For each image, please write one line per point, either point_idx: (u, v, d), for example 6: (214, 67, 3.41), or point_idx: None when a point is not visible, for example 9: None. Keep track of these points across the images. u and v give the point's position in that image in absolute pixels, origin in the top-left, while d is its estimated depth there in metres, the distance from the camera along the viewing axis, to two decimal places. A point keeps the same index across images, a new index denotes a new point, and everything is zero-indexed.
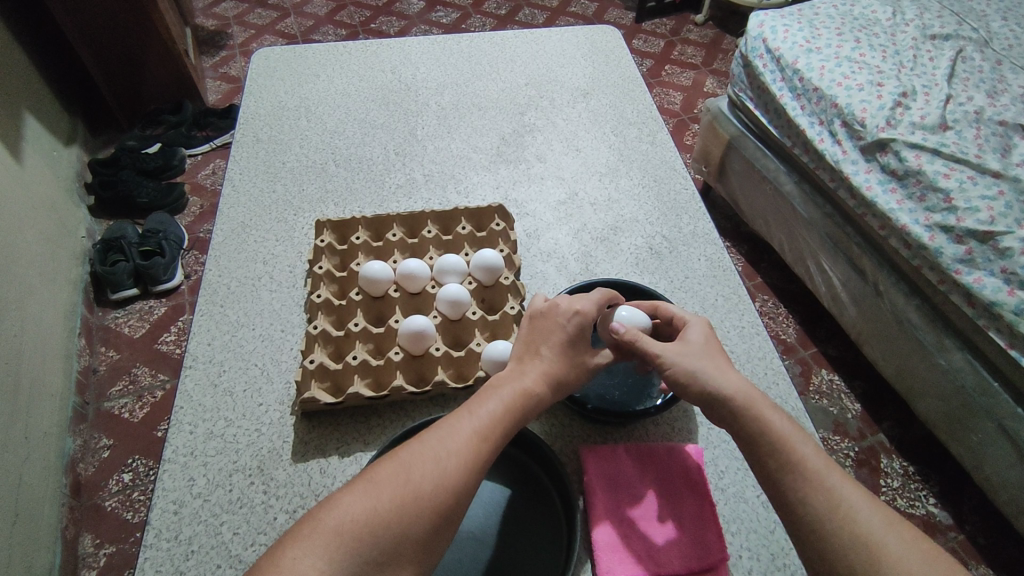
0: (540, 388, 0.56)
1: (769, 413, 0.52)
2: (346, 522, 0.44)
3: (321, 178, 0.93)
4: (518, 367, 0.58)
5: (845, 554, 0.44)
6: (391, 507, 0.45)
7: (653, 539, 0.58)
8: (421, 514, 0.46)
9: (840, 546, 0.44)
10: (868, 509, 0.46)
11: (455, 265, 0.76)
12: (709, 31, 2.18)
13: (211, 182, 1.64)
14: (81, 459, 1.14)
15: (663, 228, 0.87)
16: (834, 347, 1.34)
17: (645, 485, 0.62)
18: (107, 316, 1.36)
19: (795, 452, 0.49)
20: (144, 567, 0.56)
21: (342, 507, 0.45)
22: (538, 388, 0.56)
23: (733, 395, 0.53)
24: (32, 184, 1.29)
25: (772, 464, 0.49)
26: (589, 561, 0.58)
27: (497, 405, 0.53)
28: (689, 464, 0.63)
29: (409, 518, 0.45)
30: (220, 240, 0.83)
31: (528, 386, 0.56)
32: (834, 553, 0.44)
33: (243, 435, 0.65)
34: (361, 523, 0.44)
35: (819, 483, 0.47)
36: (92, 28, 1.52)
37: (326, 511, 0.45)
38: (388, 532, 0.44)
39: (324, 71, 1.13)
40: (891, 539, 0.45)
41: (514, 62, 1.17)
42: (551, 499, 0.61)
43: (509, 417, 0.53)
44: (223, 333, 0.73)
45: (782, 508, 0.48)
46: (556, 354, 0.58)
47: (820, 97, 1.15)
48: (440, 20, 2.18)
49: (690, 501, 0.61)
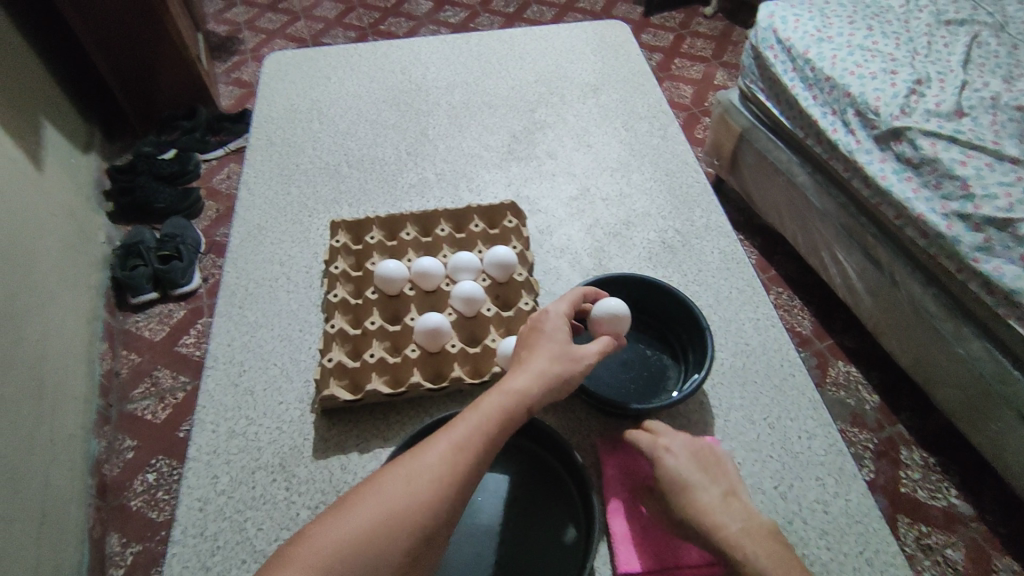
0: (532, 386, 0.55)
1: None
2: (319, 554, 0.43)
3: (335, 180, 0.94)
4: (511, 370, 0.56)
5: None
6: (368, 532, 0.44)
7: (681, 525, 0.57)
8: (395, 538, 0.45)
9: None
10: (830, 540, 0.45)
11: (468, 263, 0.77)
12: (719, 23, 2.17)
13: (226, 187, 1.66)
14: (106, 461, 1.16)
15: (675, 221, 0.87)
16: (851, 338, 1.33)
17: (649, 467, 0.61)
18: (127, 320, 1.38)
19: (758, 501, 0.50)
20: (172, 562, 0.58)
21: (315, 538, 0.44)
22: (528, 385, 0.55)
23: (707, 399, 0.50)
24: (51, 192, 1.31)
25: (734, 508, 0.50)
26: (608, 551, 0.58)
27: (480, 414, 0.52)
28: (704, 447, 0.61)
29: (386, 542, 0.44)
30: (236, 243, 0.85)
31: (519, 386, 0.54)
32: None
33: (264, 433, 0.66)
34: (336, 552, 0.43)
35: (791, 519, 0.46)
36: (107, 37, 1.55)
37: (300, 545, 0.44)
38: (367, 559, 0.44)
39: (336, 73, 1.14)
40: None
41: (523, 58, 1.17)
42: (566, 492, 0.62)
43: (497, 424, 0.52)
44: (242, 334, 0.75)
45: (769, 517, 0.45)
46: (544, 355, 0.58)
47: (832, 86, 1.14)
48: (449, 20, 2.18)
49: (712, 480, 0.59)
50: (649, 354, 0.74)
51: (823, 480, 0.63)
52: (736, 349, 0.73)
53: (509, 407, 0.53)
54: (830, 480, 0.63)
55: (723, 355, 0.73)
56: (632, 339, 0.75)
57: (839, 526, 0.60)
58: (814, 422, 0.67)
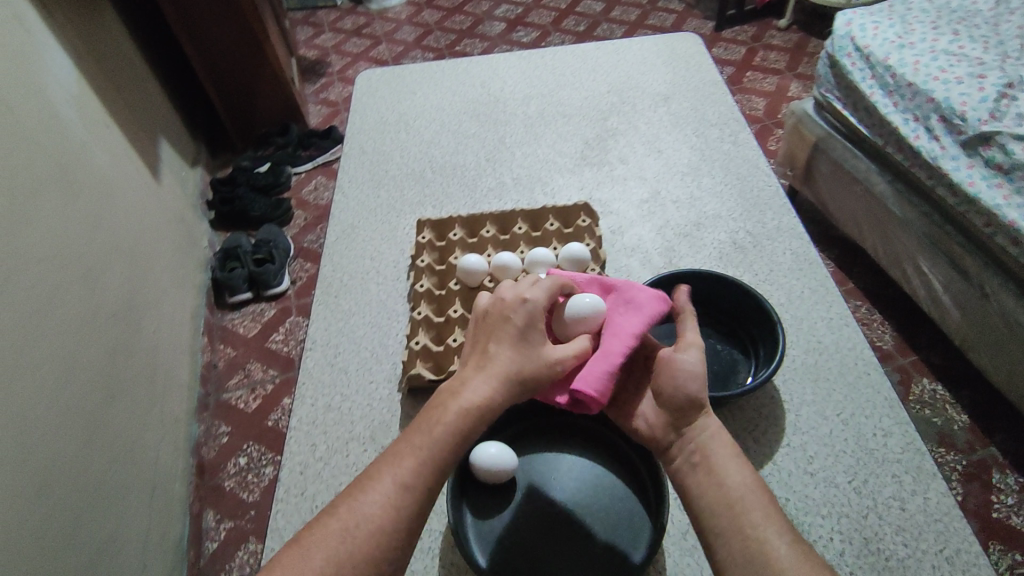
0: (492, 396, 0.53)
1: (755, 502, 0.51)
2: None
3: (419, 184, 1.02)
4: (471, 372, 0.54)
5: (726, 543, 0.50)
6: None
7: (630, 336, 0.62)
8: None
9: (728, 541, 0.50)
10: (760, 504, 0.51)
11: (545, 256, 0.81)
12: (793, 35, 2.14)
13: (314, 198, 1.78)
14: (204, 443, 1.24)
15: (746, 223, 0.89)
16: (937, 354, 1.27)
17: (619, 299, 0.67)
18: (225, 317, 1.50)
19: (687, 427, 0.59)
20: (278, 516, 0.65)
21: None
22: (489, 394, 0.53)
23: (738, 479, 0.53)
24: (166, 200, 1.47)
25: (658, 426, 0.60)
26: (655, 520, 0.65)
27: (436, 435, 0.50)
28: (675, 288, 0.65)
29: None
30: (332, 240, 0.93)
31: (478, 399, 0.52)
32: (717, 545, 0.50)
33: (356, 409, 0.73)
34: None
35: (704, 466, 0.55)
36: (216, 62, 1.73)
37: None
38: None
39: (420, 88, 1.23)
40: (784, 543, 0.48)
41: (596, 71, 1.23)
42: (623, 482, 0.68)
43: (453, 443, 0.50)
44: (337, 320, 0.82)
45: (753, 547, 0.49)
46: (509, 348, 0.56)
47: (914, 93, 1.12)
48: (521, 40, 2.27)
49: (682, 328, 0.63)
50: (719, 349, 0.78)
51: (900, 478, 0.66)
52: (808, 346, 0.77)
53: (467, 427, 0.51)
54: (907, 477, 0.66)
55: (795, 352, 0.76)
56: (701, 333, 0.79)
57: (915, 521, 0.62)
58: (890, 420, 0.70)
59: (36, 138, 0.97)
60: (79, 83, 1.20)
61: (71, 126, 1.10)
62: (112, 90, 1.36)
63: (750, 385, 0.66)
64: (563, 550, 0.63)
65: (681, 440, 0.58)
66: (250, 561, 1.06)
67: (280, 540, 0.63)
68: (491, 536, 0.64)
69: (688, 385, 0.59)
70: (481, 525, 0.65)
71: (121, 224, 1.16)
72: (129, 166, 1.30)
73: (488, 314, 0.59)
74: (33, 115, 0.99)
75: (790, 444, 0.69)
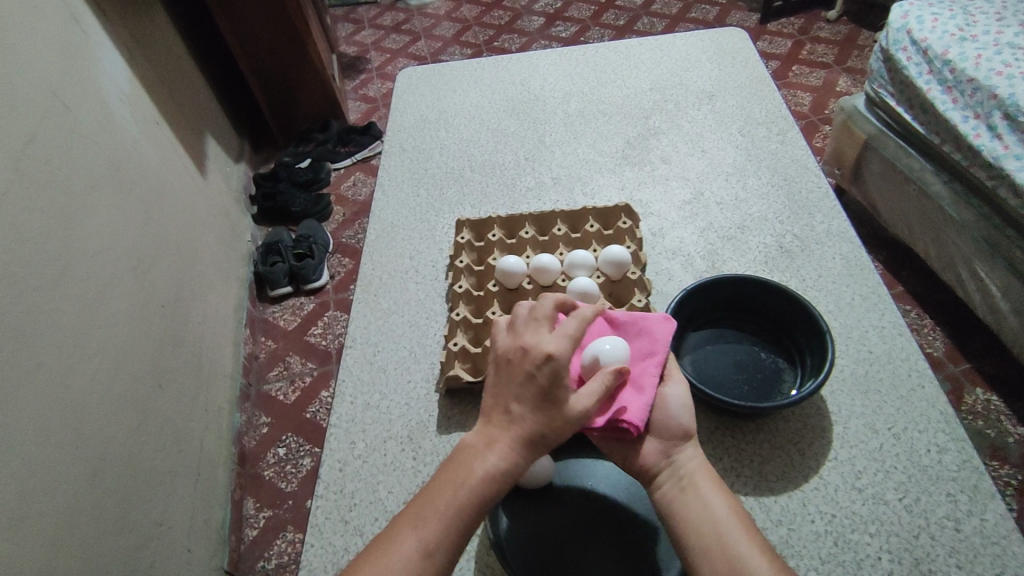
0: (513, 461, 0.51)
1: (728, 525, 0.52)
2: None
3: (458, 183, 1.02)
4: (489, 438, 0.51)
5: (708, 563, 0.50)
6: None
7: (646, 381, 0.60)
8: None
9: (712, 560, 0.51)
10: (740, 527, 0.52)
11: (584, 259, 0.81)
12: (842, 28, 2.06)
13: (352, 193, 1.81)
14: (245, 433, 1.26)
15: (793, 226, 0.88)
16: (991, 363, 1.20)
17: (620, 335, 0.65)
18: (266, 310, 1.53)
19: (677, 452, 0.58)
20: (317, 512, 0.66)
21: None
22: (512, 461, 0.50)
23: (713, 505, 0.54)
24: (212, 195, 1.50)
25: (647, 452, 0.58)
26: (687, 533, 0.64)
27: (454, 498, 0.49)
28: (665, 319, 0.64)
29: None
30: (373, 238, 0.94)
31: (500, 466, 0.50)
32: (700, 566, 0.51)
33: (395, 408, 0.74)
34: None
35: (691, 489, 0.55)
36: (260, 60, 1.77)
37: None
38: None
39: (460, 86, 1.23)
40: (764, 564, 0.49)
41: (638, 68, 1.22)
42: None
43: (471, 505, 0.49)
44: (377, 318, 0.84)
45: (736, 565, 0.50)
46: (530, 412, 0.51)
47: (976, 89, 1.06)
48: (560, 34, 2.25)
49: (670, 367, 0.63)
50: (763, 356, 0.76)
51: (954, 497, 0.63)
52: (859, 357, 0.75)
53: (486, 488, 0.50)
54: (962, 497, 0.63)
55: (844, 362, 0.75)
56: (745, 340, 0.77)
57: (970, 544, 0.60)
58: (945, 436, 0.67)
59: (92, 135, 1.00)
60: (131, 82, 1.24)
61: (124, 124, 1.14)
62: (161, 88, 1.40)
63: (796, 396, 0.64)
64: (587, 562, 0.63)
65: (673, 465, 0.57)
66: (289, 550, 1.09)
67: (318, 535, 0.64)
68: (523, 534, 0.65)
69: (678, 413, 0.59)
70: (515, 520, 0.66)
71: (169, 220, 1.19)
72: (177, 162, 1.34)
73: (510, 361, 0.53)
74: (90, 113, 1.02)
75: (837, 458, 0.67)
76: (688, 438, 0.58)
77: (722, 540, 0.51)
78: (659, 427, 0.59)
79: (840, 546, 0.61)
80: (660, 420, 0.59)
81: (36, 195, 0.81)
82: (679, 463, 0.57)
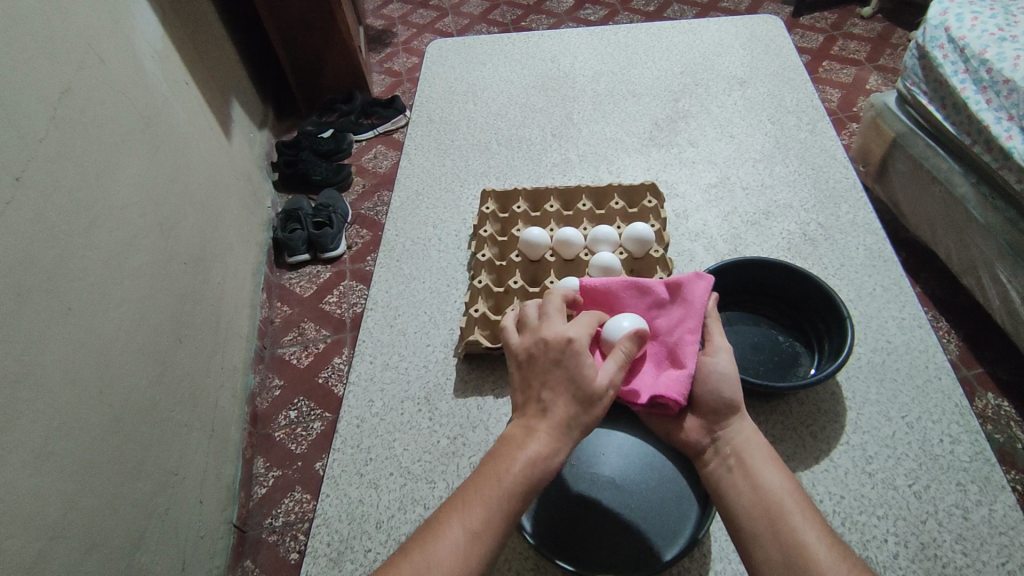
0: (552, 451, 0.51)
1: (780, 495, 0.53)
2: None
3: (485, 155, 1.06)
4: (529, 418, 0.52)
5: (763, 546, 0.50)
6: None
7: (685, 353, 0.61)
8: None
9: (763, 538, 0.51)
10: (797, 504, 0.52)
11: (607, 235, 0.83)
12: (877, 25, 2.03)
13: (373, 165, 1.81)
14: (258, 394, 1.26)
15: (818, 215, 0.89)
16: (1005, 369, 1.19)
17: (654, 305, 0.66)
18: (283, 276, 1.53)
19: (723, 428, 0.59)
20: (333, 464, 0.70)
21: None
22: (551, 452, 0.50)
23: (766, 483, 0.54)
24: (237, 158, 1.51)
25: (691, 428, 0.60)
26: (701, 499, 0.65)
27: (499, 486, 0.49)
28: (698, 280, 0.65)
29: None
30: (398, 205, 0.98)
31: (542, 454, 0.50)
32: (753, 545, 0.51)
33: (413, 369, 0.78)
34: None
35: (739, 468, 0.56)
36: (289, 27, 1.77)
37: None
38: None
39: (490, 60, 1.26)
40: (824, 547, 0.49)
41: (670, 50, 1.23)
42: (669, 461, 0.69)
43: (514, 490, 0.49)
44: (399, 283, 0.88)
45: (780, 540, 0.50)
46: (564, 392, 0.52)
47: (1012, 89, 1.04)
48: (589, 17, 2.23)
49: (715, 339, 0.63)
50: (781, 341, 0.77)
51: (964, 487, 0.63)
52: (876, 346, 0.75)
53: (533, 475, 0.50)
54: (972, 487, 0.63)
55: (862, 350, 0.75)
56: (764, 324, 0.78)
57: (977, 533, 0.60)
58: (959, 427, 0.68)
59: (124, 91, 1.01)
60: (164, 40, 1.25)
61: (155, 82, 1.15)
62: (191, 48, 1.40)
63: (815, 378, 0.64)
64: (608, 526, 0.65)
65: (717, 442, 0.58)
66: (296, 509, 1.09)
67: (334, 486, 0.68)
68: (536, 511, 0.66)
69: (721, 386, 0.60)
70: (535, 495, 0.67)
71: (194, 180, 1.20)
72: (205, 124, 1.35)
73: (532, 353, 0.55)
74: (120, 67, 1.02)
75: (848, 442, 0.68)
76: (734, 412, 0.59)
77: (776, 523, 0.51)
78: (705, 401, 0.60)
79: (847, 526, 0.62)
80: (705, 394, 0.60)
81: (70, 144, 0.83)
82: (725, 439, 0.58)
